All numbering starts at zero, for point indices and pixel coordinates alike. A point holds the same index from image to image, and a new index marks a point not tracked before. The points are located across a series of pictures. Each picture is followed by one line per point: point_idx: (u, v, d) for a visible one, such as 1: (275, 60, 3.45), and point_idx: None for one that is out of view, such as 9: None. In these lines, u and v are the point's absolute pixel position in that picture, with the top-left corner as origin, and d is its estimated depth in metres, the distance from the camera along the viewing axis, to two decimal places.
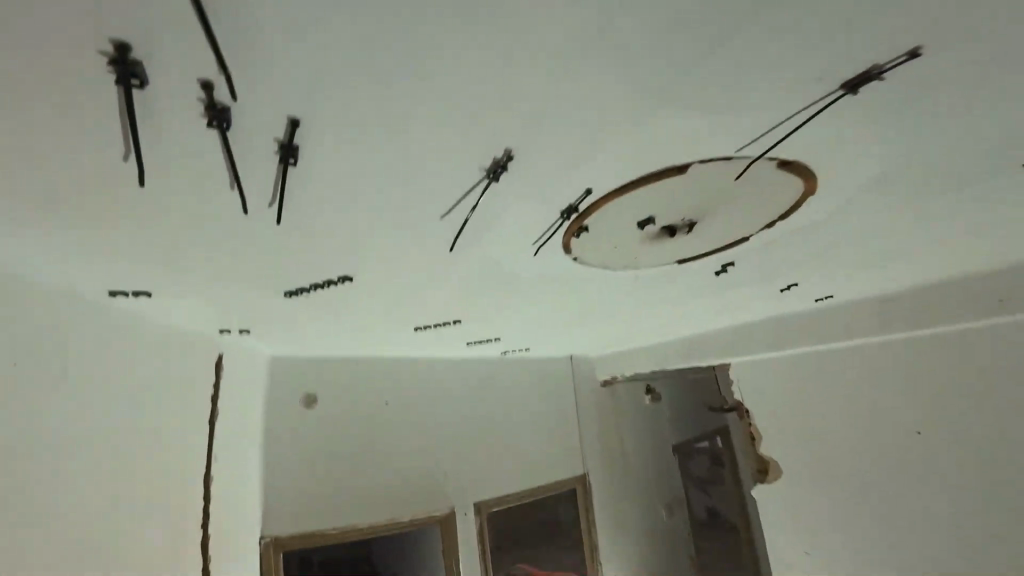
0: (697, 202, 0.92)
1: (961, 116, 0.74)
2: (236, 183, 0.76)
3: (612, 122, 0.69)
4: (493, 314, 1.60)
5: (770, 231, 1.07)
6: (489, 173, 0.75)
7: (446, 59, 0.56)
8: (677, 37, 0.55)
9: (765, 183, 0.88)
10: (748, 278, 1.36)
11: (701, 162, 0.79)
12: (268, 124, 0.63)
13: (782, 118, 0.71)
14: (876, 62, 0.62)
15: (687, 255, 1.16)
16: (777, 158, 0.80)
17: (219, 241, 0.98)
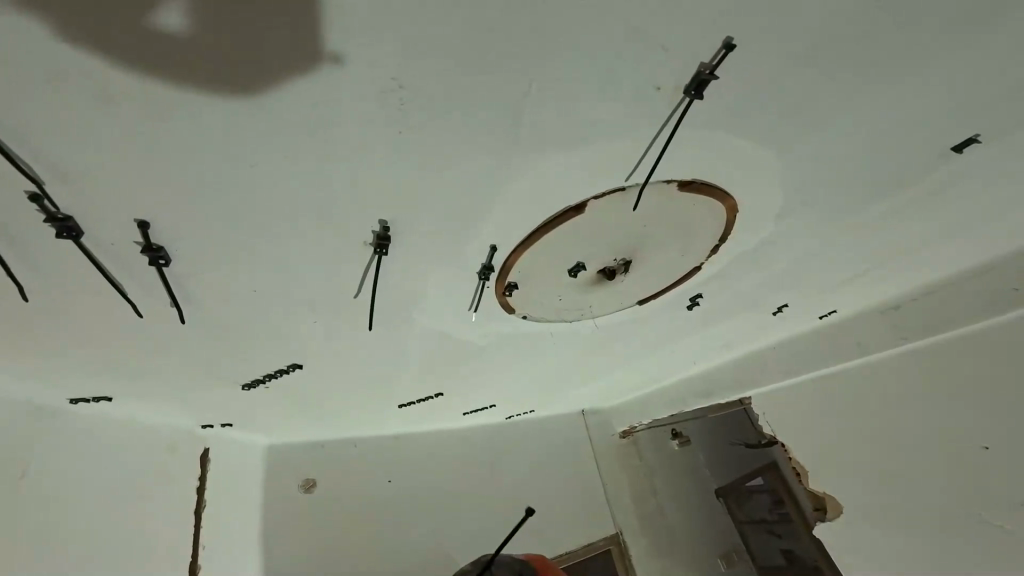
0: (619, 240, 0.86)
1: (867, 104, 0.67)
2: (117, 289, 0.72)
3: (478, 174, 0.65)
4: (474, 381, 1.51)
5: (721, 255, 1.00)
6: (375, 247, 0.73)
7: (253, 140, 0.52)
8: (489, 77, 0.51)
9: (677, 209, 0.82)
10: (727, 305, 1.25)
11: (592, 199, 0.74)
12: (119, 229, 0.61)
13: (648, 136, 0.64)
14: (699, 65, 0.55)
15: (643, 295, 1.09)
16: (673, 180, 0.75)
17: (150, 348, 0.95)
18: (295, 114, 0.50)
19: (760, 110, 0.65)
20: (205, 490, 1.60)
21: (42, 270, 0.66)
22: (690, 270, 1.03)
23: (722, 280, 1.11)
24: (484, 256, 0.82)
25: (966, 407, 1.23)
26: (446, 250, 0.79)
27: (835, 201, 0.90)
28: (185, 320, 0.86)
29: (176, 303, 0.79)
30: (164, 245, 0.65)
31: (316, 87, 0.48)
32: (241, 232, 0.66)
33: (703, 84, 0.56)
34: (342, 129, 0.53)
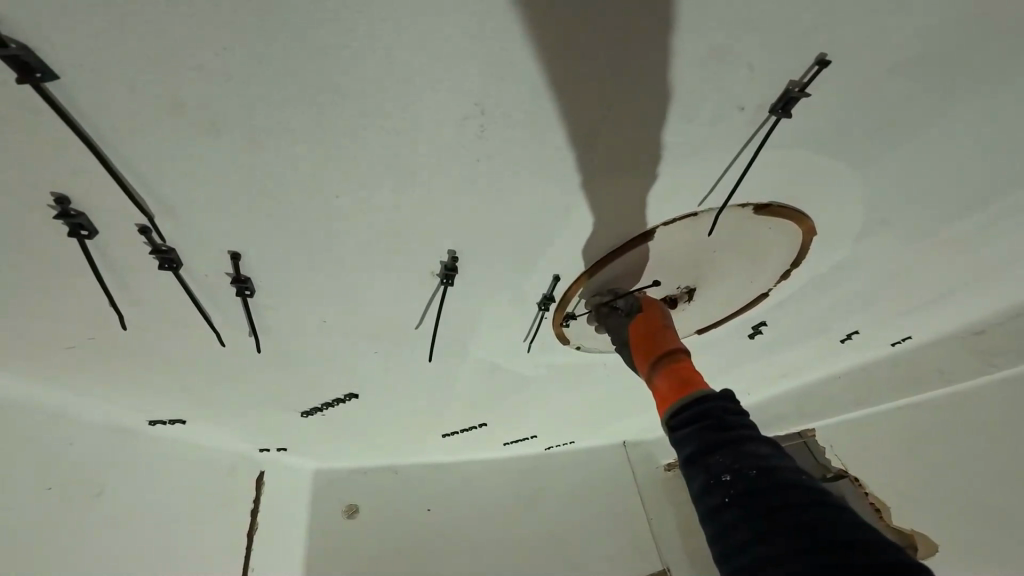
0: (686, 267, 0.83)
1: (959, 116, 0.63)
2: (205, 317, 0.78)
3: (547, 202, 0.65)
4: (520, 411, 1.48)
5: (790, 281, 0.95)
6: (442, 277, 0.75)
7: (346, 174, 0.57)
8: (570, 106, 0.53)
9: (748, 233, 0.79)
10: (794, 333, 1.17)
11: (662, 225, 0.72)
12: (215, 260, 0.66)
13: (728, 158, 0.63)
14: (789, 82, 0.54)
15: (704, 324, 1.04)
16: (748, 202, 0.72)
17: (224, 374, 1.01)
18: (387, 147, 0.54)
19: (845, 126, 0.62)
20: (259, 511, 1.64)
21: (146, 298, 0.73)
22: (757, 297, 0.98)
23: (790, 307, 1.04)
24: (547, 287, 0.83)
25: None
26: (507, 278, 0.80)
27: (925, 218, 0.82)
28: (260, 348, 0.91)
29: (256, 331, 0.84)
30: (251, 276, 0.71)
31: (409, 119, 0.52)
32: (320, 264, 0.70)
33: (791, 101, 0.55)
34: (426, 159, 0.56)
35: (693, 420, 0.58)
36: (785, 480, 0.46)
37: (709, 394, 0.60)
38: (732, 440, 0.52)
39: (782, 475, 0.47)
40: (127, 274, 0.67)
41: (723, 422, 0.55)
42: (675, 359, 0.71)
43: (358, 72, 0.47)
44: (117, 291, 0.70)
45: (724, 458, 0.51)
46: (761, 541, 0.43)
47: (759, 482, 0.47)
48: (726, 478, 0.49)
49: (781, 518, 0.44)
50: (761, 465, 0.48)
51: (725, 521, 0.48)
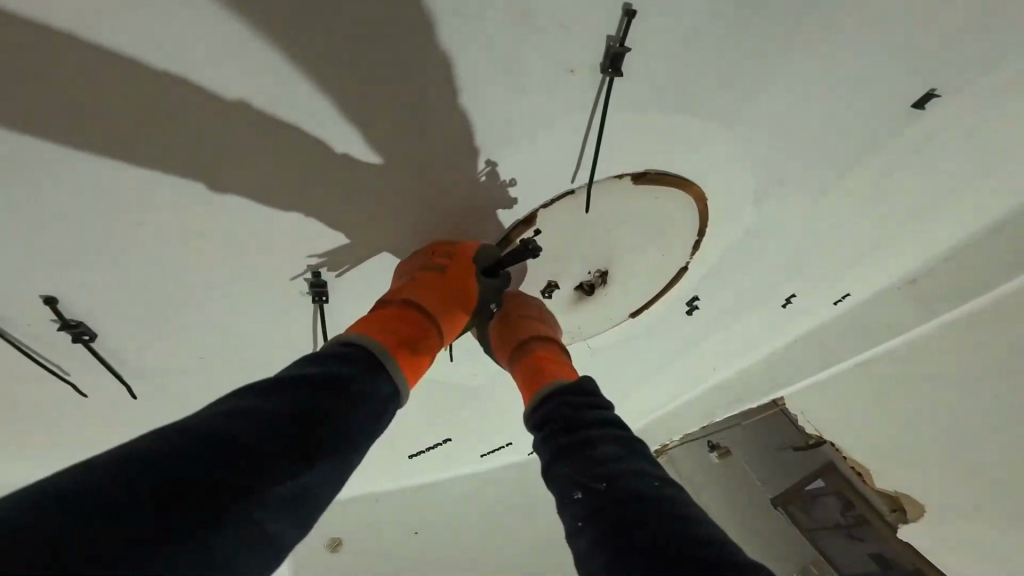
0: (585, 249, 0.86)
1: (792, 63, 0.69)
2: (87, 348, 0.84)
3: (422, 176, 0.71)
4: (484, 420, 1.43)
5: (708, 253, 0.95)
6: (314, 294, 0.84)
7: (225, 149, 0.64)
8: (409, 72, 0.60)
9: (640, 206, 0.82)
10: (736, 305, 1.16)
11: (540, 207, 0.79)
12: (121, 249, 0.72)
13: (580, 121, 0.69)
14: (607, 38, 0.61)
15: (633, 309, 1.01)
16: (624, 173, 0.77)
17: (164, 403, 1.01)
18: (254, 122, 0.62)
19: (684, 83, 0.68)
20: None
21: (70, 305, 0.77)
22: (677, 274, 0.96)
23: (721, 279, 1.04)
24: None
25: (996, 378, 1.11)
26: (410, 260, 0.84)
27: (812, 170, 0.86)
28: (137, 390, 0.98)
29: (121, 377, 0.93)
30: (87, 324, 0.81)
31: (266, 95, 0.59)
32: (225, 252, 0.76)
33: (616, 56, 0.62)
34: (301, 135, 0.64)
35: (550, 428, 0.68)
36: (621, 490, 0.56)
37: (560, 391, 0.72)
38: (578, 450, 0.63)
39: (622, 483, 0.57)
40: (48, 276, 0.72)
41: (574, 429, 0.66)
42: (530, 352, 0.80)
43: (219, 58, 0.56)
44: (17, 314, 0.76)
45: (575, 471, 0.61)
46: (607, 553, 0.52)
47: (606, 495, 0.56)
48: (579, 495, 0.58)
49: (621, 529, 0.52)
50: (606, 477, 0.58)
51: (582, 533, 0.57)
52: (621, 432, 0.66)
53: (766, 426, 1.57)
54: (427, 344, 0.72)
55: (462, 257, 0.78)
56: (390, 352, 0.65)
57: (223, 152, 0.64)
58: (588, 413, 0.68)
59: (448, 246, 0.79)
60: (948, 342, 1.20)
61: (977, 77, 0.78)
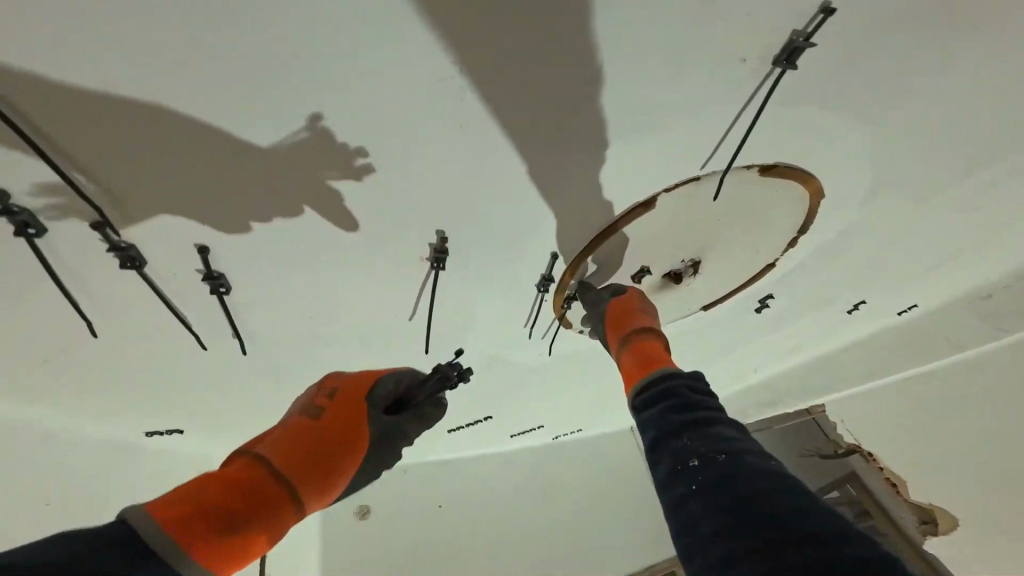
0: (687, 237, 0.85)
1: (952, 58, 0.65)
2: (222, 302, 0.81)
3: (551, 154, 0.68)
4: (528, 402, 1.42)
5: (796, 249, 0.93)
6: (432, 261, 0.82)
7: (372, 112, 0.60)
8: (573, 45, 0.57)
9: (753, 199, 0.81)
10: (804, 305, 1.14)
11: (662, 192, 0.76)
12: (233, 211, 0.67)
13: (735, 112, 0.67)
14: (794, 32, 0.59)
15: (710, 301, 1.01)
16: (751, 164, 0.75)
17: (224, 371, 0.96)
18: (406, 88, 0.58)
19: (844, 74, 0.65)
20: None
21: (184, 268, 0.73)
22: (764, 269, 0.95)
23: (798, 277, 1.01)
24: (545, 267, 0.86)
25: None
26: (509, 240, 0.81)
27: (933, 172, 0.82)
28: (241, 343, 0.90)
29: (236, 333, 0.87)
30: (220, 269, 0.75)
31: (426, 61, 0.56)
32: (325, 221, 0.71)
33: (796, 53, 0.60)
34: (451, 106, 0.61)
35: (657, 405, 0.72)
36: (747, 462, 0.60)
37: (676, 382, 0.74)
38: (702, 424, 0.66)
39: (744, 460, 0.60)
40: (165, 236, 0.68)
41: (688, 408, 0.69)
42: (638, 340, 0.83)
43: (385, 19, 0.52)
44: (166, 264, 0.72)
45: (691, 442, 0.64)
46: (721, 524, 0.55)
47: (732, 464, 0.59)
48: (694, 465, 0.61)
49: (751, 501, 0.55)
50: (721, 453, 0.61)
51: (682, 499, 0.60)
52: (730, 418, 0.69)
53: (798, 432, 1.54)
54: (280, 502, 0.71)
55: (344, 400, 0.84)
56: (227, 503, 0.65)
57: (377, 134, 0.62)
58: (708, 396, 0.72)
59: (334, 384, 0.86)
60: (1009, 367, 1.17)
61: None
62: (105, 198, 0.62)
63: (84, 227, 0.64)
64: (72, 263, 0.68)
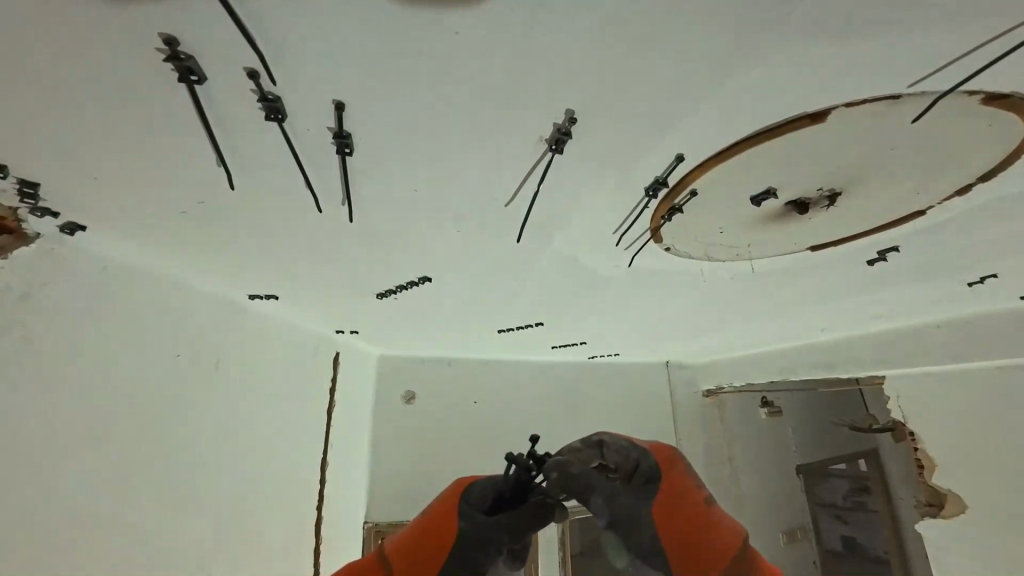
0: (845, 164, 0.67)
1: None
2: (346, 171, 0.68)
3: (731, 48, 0.49)
4: (581, 321, 1.41)
5: (960, 206, 0.76)
6: (550, 144, 0.62)
7: None
8: None
9: (954, 131, 0.60)
10: (923, 268, 1.00)
11: (842, 107, 0.56)
12: (319, 76, 0.52)
13: (1001, 26, 0.45)
14: None
15: (822, 241, 0.88)
16: (980, 92, 0.54)
17: (298, 246, 0.94)
18: None
19: None
20: (336, 396, 1.61)
21: (320, 131, 0.61)
22: (907, 216, 0.79)
23: (936, 238, 0.86)
24: (662, 170, 0.66)
25: None
26: (627, 157, 0.64)
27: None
28: (352, 218, 0.83)
29: (347, 200, 0.76)
30: (352, 132, 0.61)
31: None
32: (406, 100, 0.56)
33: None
34: None
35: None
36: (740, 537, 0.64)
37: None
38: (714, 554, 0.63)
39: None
40: (302, 100, 0.56)
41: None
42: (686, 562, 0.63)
43: None
44: (291, 113, 0.58)
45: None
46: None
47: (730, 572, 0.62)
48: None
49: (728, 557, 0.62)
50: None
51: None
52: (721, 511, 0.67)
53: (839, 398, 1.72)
54: None
55: None
56: None
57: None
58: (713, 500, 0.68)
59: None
60: None
61: None
62: (265, 40, 0.48)
63: (239, 73, 0.52)
64: (227, 116, 0.58)
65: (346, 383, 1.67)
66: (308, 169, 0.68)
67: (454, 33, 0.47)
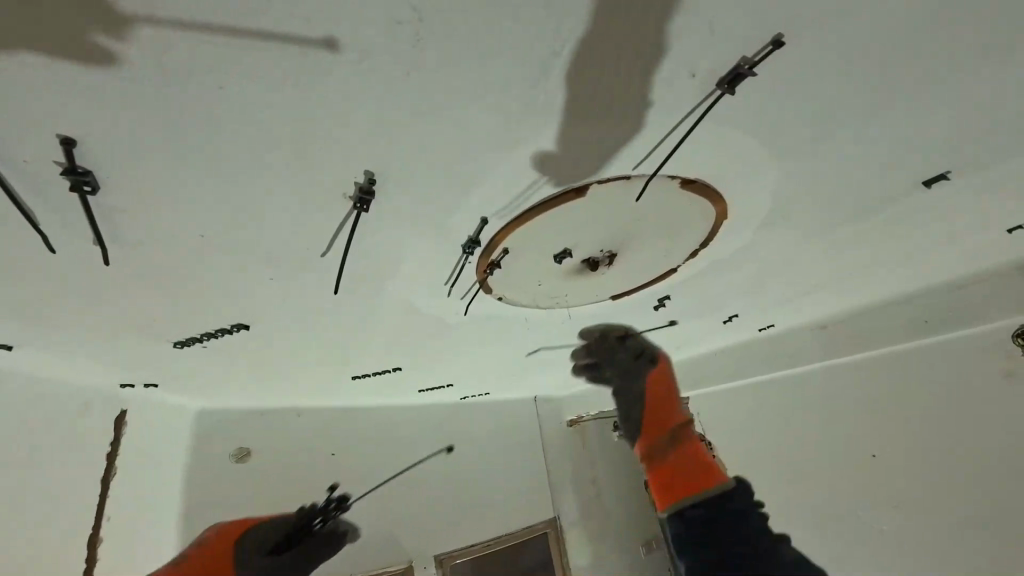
0: (613, 231, 0.78)
1: (881, 148, 0.65)
2: (93, 212, 0.55)
3: (486, 147, 0.54)
4: (438, 362, 1.43)
5: (698, 265, 1.00)
6: (354, 202, 0.58)
7: (210, 28, 0.37)
8: (533, 28, 0.40)
9: (677, 209, 0.75)
10: (692, 308, 1.29)
11: (596, 183, 0.64)
12: (5, 110, 0.41)
13: (664, 132, 0.56)
14: (741, 57, 0.47)
15: (620, 291, 1.05)
16: (677, 176, 0.66)
17: (42, 295, 0.75)
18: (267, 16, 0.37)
19: (787, 139, 0.61)
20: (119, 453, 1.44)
21: (42, 165, 0.48)
22: (666, 272, 1.00)
23: (691, 287, 1.12)
24: (475, 228, 0.68)
25: (875, 423, 1.40)
26: (425, 224, 0.66)
27: (834, 228, 0.88)
28: (111, 262, 0.67)
29: (101, 242, 0.61)
30: (93, 169, 0.50)
31: None
32: (140, 144, 0.47)
33: (738, 80, 0.49)
34: (343, 58, 0.41)
35: (718, 501, 0.64)
36: (733, 503, 0.63)
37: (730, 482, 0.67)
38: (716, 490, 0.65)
39: (779, 547, 0.59)
40: (4, 128, 0.43)
41: (739, 503, 0.63)
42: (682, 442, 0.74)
43: None
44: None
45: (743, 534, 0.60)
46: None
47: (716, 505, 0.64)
48: (740, 549, 0.59)
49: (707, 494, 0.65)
50: (746, 537, 0.60)
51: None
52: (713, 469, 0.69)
53: None
54: None
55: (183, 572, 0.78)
56: None
57: (308, 70, 0.42)
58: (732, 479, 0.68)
59: None
60: (855, 384, 1.46)
61: (979, 204, 0.84)
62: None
63: None
64: None
65: (140, 440, 1.51)
66: (33, 208, 0.53)
67: (220, 87, 0.43)
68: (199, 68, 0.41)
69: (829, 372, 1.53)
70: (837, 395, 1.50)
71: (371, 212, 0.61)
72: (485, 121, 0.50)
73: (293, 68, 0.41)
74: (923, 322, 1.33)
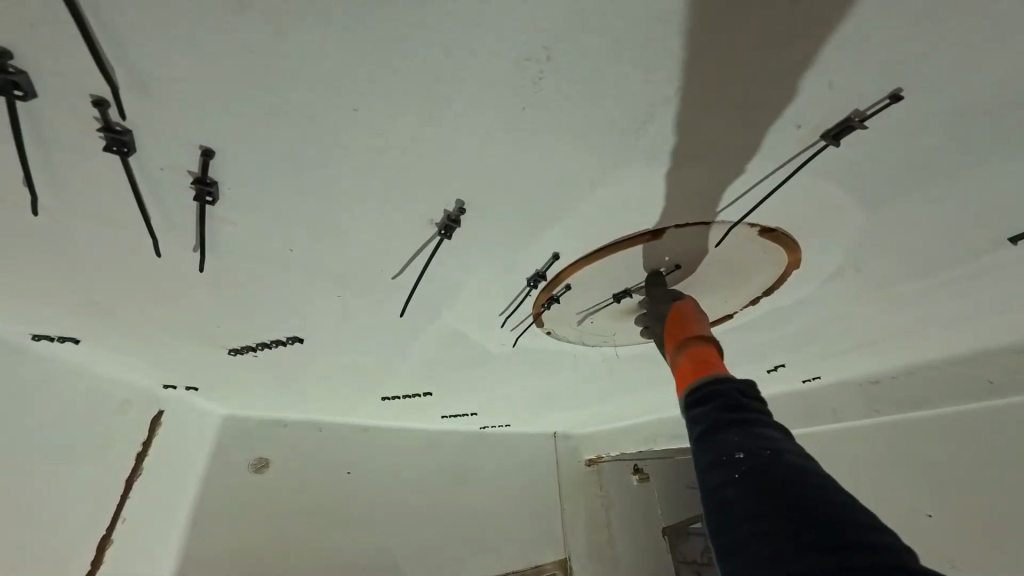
0: (679, 273, 0.78)
1: (973, 202, 0.63)
2: (204, 217, 0.59)
3: (577, 182, 0.55)
4: (468, 390, 1.41)
5: (755, 311, 0.97)
6: (441, 228, 0.60)
7: (356, 59, 0.40)
8: (655, 70, 0.42)
9: (747, 255, 0.74)
10: (739, 355, 1.24)
11: (675, 226, 0.64)
12: (163, 121, 0.46)
13: (757, 179, 0.56)
14: (853, 111, 0.47)
15: None
16: (757, 224, 0.67)
17: (127, 292, 0.80)
18: (410, 48, 0.39)
19: (876, 189, 0.60)
20: (146, 454, 1.45)
21: (177, 172, 0.53)
22: (722, 317, 0.98)
23: (742, 333, 1.09)
24: (545, 262, 0.70)
25: (933, 483, 1.25)
26: (497, 253, 0.68)
27: (904, 281, 0.85)
28: (203, 269, 0.72)
29: (201, 246, 0.65)
30: (218, 180, 0.54)
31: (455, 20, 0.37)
32: (265, 159, 0.51)
33: (846, 132, 0.49)
34: (469, 91, 0.43)
35: (712, 399, 0.57)
36: (766, 451, 0.48)
37: (729, 377, 0.59)
38: (746, 423, 0.52)
39: (790, 458, 0.47)
40: (160, 138, 0.48)
41: (739, 408, 0.54)
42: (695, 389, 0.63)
43: None
44: (142, 149, 0.50)
45: (737, 437, 0.50)
46: (782, 539, 0.41)
47: (734, 452, 0.49)
48: (739, 455, 0.49)
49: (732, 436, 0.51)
50: (746, 443, 0.49)
51: (728, 496, 0.47)
52: (759, 414, 0.53)
53: None
54: None
55: None
56: None
57: (435, 100, 0.44)
58: (771, 421, 0.52)
59: None
60: (911, 439, 1.33)
61: None
62: (126, 71, 0.41)
63: (80, 101, 0.44)
64: (60, 141, 0.49)
65: (166, 445, 1.52)
66: (154, 209, 0.58)
67: (352, 110, 0.46)
68: (338, 94, 0.44)
69: (878, 430, 1.41)
70: (891, 452, 1.36)
71: (452, 239, 0.63)
72: (585, 157, 0.51)
73: (420, 97, 0.44)
74: (985, 385, 1.20)
